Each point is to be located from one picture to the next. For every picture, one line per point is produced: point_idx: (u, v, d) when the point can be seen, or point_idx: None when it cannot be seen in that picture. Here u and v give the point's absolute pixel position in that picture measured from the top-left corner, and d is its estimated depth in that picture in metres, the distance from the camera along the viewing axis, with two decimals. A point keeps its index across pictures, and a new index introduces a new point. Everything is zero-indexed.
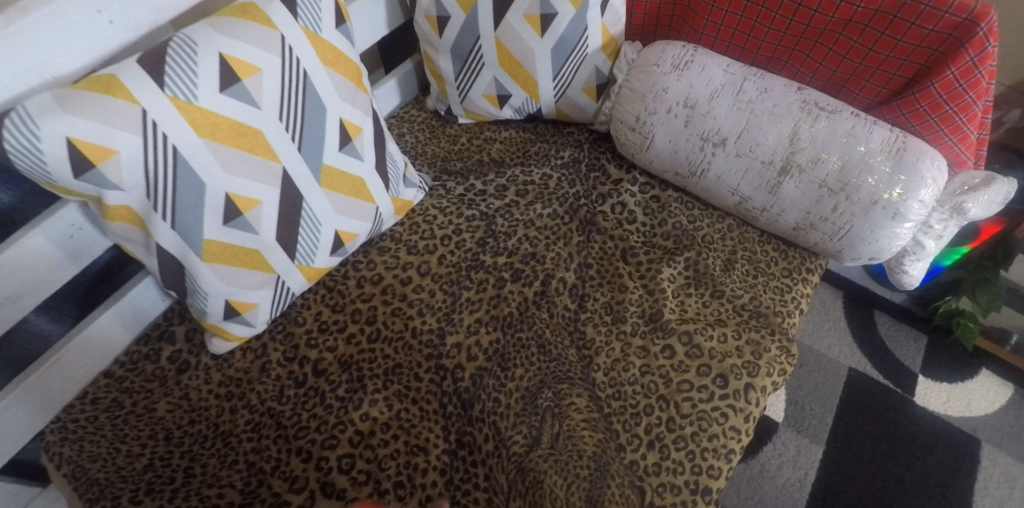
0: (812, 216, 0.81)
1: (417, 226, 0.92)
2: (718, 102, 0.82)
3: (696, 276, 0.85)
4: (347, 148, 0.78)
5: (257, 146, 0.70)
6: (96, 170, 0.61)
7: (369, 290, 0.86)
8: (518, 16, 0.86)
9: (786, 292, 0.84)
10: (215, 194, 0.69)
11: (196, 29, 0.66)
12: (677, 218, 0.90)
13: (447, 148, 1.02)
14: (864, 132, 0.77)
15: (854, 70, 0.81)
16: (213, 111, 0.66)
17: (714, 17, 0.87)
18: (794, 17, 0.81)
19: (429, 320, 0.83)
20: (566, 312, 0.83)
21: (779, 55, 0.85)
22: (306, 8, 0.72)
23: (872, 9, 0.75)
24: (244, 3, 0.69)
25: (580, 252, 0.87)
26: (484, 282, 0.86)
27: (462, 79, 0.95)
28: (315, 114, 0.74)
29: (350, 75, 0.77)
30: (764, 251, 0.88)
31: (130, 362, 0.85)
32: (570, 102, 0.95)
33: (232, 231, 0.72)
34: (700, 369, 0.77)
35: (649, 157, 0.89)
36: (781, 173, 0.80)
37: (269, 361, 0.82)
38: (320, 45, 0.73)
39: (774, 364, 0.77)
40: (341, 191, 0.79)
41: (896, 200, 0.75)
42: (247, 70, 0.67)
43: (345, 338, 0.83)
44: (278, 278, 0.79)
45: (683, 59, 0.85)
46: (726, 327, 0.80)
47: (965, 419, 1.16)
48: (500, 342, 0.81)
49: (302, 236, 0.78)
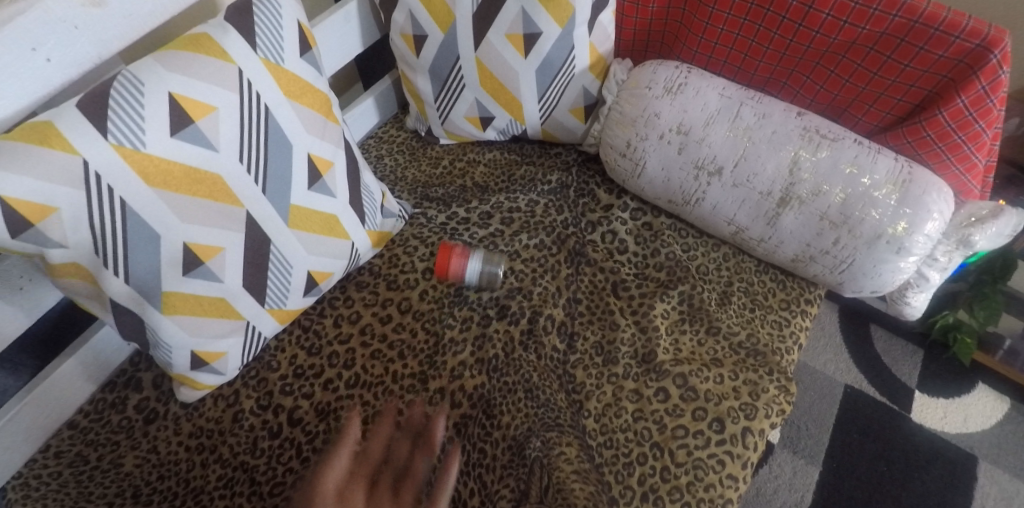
0: (812, 249, 0.77)
1: (396, 258, 0.87)
2: (714, 128, 0.77)
3: (691, 311, 0.81)
4: (317, 185, 0.73)
5: (216, 192, 0.64)
6: (35, 229, 0.56)
7: (346, 331, 0.82)
8: (499, 36, 0.80)
9: (784, 327, 0.81)
10: (172, 246, 0.63)
11: (142, 65, 0.60)
12: (670, 247, 0.86)
13: (428, 172, 0.97)
14: (869, 162, 0.72)
15: (857, 94, 0.76)
16: (164, 158, 0.60)
17: (709, 35, 0.82)
18: (794, 37, 0.75)
19: (411, 363, 0.79)
20: (554, 353, 0.79)
21: (777, 76, 0.81)
22: (265, 36, 0.65)
23: (878, 32, 0.70)
24: (196, 34, 0.63)
25: (569, 286, 0.83)
26: (468, 320, 0.81)
27: (442, 100, 0.90)
28: (279, 152, 0.68)
29: (318, 106, 0.71)
30: (761, 282, 0.84)
31: (94, 412, 0.80)
32: (557, 123, 0.90)
33: (194, 281, 0.67)
34: (695, 413, 0.72)
35: (641, 184, 0.85)
36: (780, 204, 0.76)
37: (242, 410, 0.77)
38: (284, 78, 0.67)
39: (772, 405, 0.72)
40: (313, 230, 0.74)
41: (901, 235, 0.71)
42: (201, 110, 0.61)
43: (322, 384, 0.78)
44: (248, 324, 0.74)
45: (676, 81, 0.80)
46: (722, 367, 0.76)
47: (963, 435, 1.14)
48: (486, 387, 0.76)
49: (272, 279, 0.73)
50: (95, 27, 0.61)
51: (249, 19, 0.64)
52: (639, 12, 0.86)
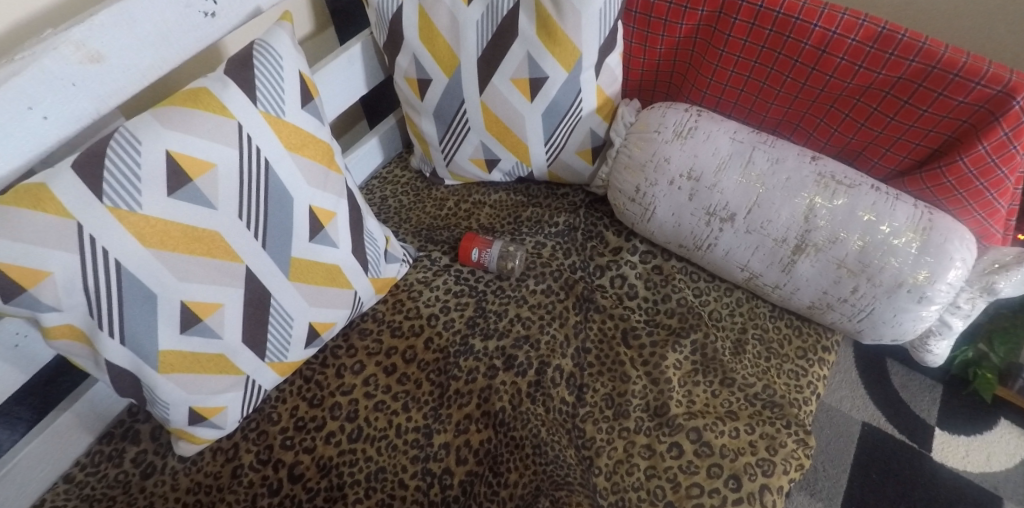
0: (829, 296, 0.74)
1: (400, 304, 0.85)
2: (725, 174, 0.75)
3: (704, 362, 0.78)
4: (319, 236, 0.71)
5: (215, 249, 0.63)
6: (28, 293, 0.54)
7: (349, 381, 0.79)
8: (505, 80, 0.79)
9: (801, 377, 0.78)
10: (170, 305, 0.62)
11: (140, 121, 0.58)
12: (682, 293, 0.83)
13: (433, 214, 0.95)
14: (888, 209, 0.70)
15: (873, 138, 0.74)
16: (162, 217, 0.59)
17: (719, 77, 0.80)
18: (807, 81, 0.74)
19: (415, 416, 0.77)
20: (563, 406, 0.76)
21: (790, 118, 0.79)
22: (266, 90, 0.64)
23: (894, 77, 0.68)
24: (195, 88, 0.62)
25: (578, 334, 0.81)
26: (474, 371, 0.79)
27: (446, 143, 0.89)
28: (279, 205, 0.67)
29: (320, 157, 0.70)
30: (777, 328, 0.81)
31: (91, 465, 0.77)
32: (563, 164, 0.88)
33: (192, 339, 0.65)
34: (710, 470, 0.69)
35: (650, 228, 0.83)
36: (796, 251, 0.73)
37: (241, 465, 0.75)
38: (285, 130, 0.66)
39: (790, 460, 0.70)
40: (314, 282, 0.72)
41: (922, 284, 0.68)
42: (200, 168, 0.60)
43: (324, 437, 0.75)
44: (248, 378, 0.72)
45: (685, 125, 0.78)
46: (738, 421, 0.73)
47: (986, 475, 1.07)
48: (492, 442, 0.74)
49: (272, 333, 0.71)
50: (93, 82, 0.60)
51: (249, 73, 0.63)
52: (647, 53, 0.85)
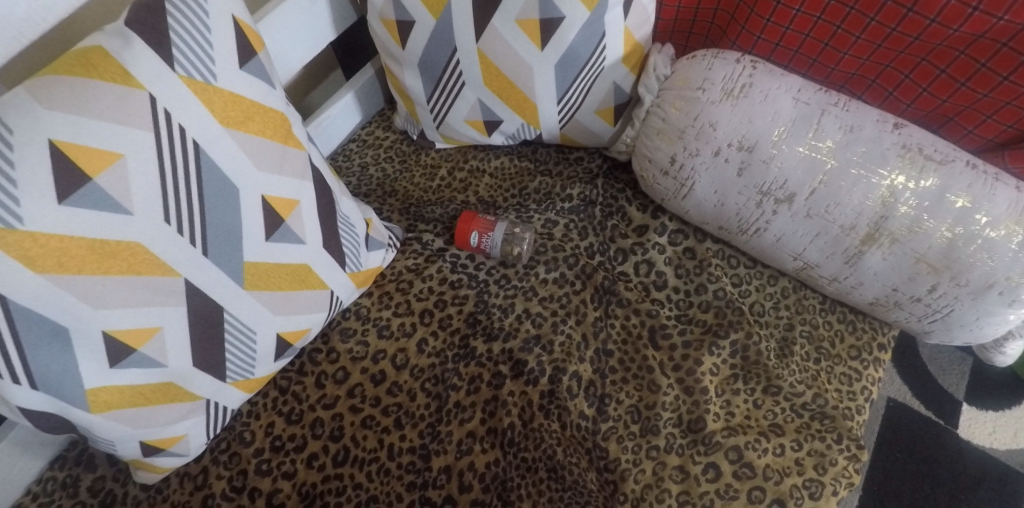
0: (899, 294, 0.62)
1: (388, 297, 0.72)
2: (785, 145, 0.60)
3: (745, 366, 0.67)
4: (280, 234, 0.57)
5: (138, 264, 0.49)
6: None
7: (332, 392, 0.68)
8: (508, 22, 0.63)
9: (854, 382, 0.67)
10: (89, 339, 0.48)
11: (10, 101, 0.43)
12: (719, 283, 0.71)
13: (423, 185, 0.81)
14: (986, 192, 0.56)
15: (973, 102, 0.59)
16: (55, 233, 0.44)
17: (778, 18, 0.63)
18: (898, 26, 0.57)
19: (410, 434, 0.66)
20: (581, 421, 0.65)
21: (866, 72, 0.63)
22: (185, 46, 0.48)
23: (1019, 25, 0.52)
24: (85, 46, 0.46)
25: (598, 334, 0.69)
26: (477, 379, 0.68)
27: (436, 100, 0.73)
28: (222, 203, 0.52)
29: (271, 131, 0.54)
30: (828, 324, 0.70)
31: (42, 495, 0.65)
32: (579, 127, 0.73)
33: (128, 371, 0.51)
34: (752, 495, 0.59)
35: (685, 206, 0.69)
36: (865, 241, 0.60)
37: (211, 495, 0.63)
38: (219, 102, 0.50)
39: (841, 480, 0.60)
40: (278, 287, 0.59)
41: (1017, 285, 0.56)
42: (102, 161, 0.45)
43: (305, 460, 0.64)
44: (208, 402, 0.59)
45: (737, 81, 0.62)
46: (784, 436, 0.62)
47: (1013, 453, 1.00)
48: (500, 464, 0.64)
49: (232, 352, 0.58)
50: None
51: (162, 23, 0.47)
52: None
